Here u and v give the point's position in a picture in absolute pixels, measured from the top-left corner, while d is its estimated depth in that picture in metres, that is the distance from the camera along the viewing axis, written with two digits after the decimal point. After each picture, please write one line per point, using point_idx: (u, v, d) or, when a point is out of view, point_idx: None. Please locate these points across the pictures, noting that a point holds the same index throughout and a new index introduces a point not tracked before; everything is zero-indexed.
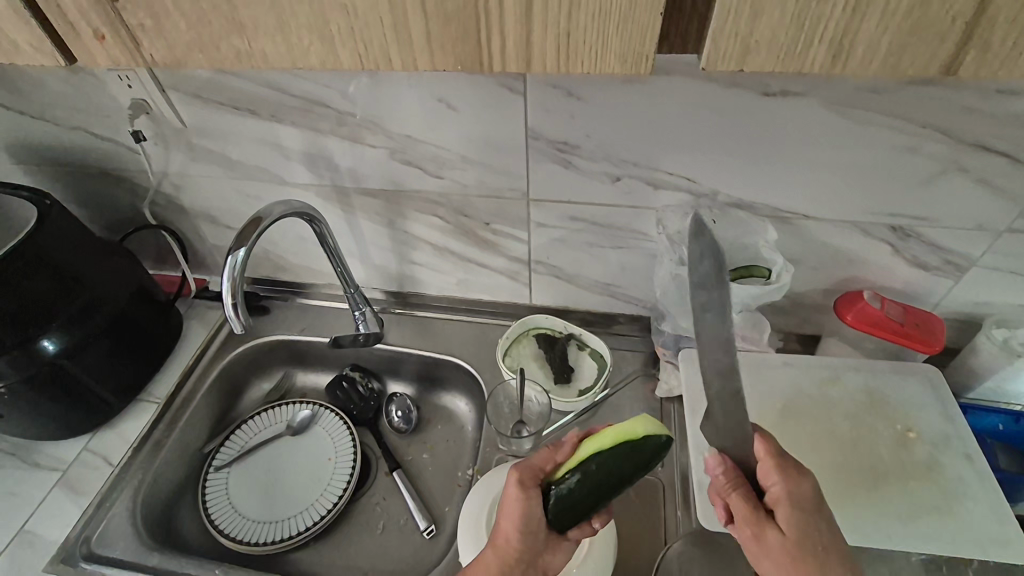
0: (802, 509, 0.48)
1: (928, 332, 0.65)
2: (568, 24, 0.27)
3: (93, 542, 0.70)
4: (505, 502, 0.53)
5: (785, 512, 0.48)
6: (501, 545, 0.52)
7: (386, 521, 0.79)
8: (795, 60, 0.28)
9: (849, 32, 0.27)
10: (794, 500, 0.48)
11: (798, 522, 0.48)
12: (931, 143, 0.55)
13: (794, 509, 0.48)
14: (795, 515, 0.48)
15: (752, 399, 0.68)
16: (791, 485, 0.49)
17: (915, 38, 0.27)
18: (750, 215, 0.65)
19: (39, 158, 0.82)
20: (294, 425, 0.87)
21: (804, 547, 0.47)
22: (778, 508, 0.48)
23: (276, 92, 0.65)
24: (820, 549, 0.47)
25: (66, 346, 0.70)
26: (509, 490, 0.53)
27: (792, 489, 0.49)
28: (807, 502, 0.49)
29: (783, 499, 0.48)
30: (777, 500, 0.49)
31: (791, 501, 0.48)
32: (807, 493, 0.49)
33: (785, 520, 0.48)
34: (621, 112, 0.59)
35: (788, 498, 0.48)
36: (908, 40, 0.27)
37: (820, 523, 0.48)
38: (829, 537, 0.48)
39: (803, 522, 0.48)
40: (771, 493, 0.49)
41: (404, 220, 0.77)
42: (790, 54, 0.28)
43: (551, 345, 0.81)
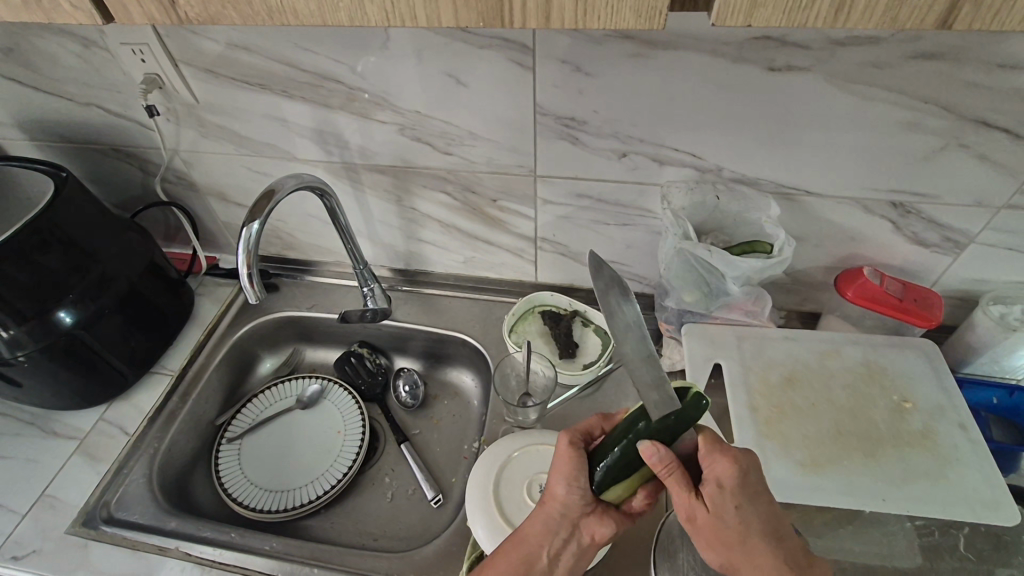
0: (731, 490, 0.48)
1: (928, 307, 0.66)
2: None
3: (113, 506, 0.72)
4: (554, 460, 0.55)
5: (714, 493, 0.48)
6: (551, 501, 0.54)
7: (395, 490, 0.81)
8: (802, 12, 0.27)
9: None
10: (724, 484, 0.48)
11: (725, 503, 0.48)
12: (934, 118, 0.56)
13: (723, 490, 0.48)
14: (722, 497, 0.48)
15: (751, 370, 0.69)
16: (720, 468, 0.48)
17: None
18: (754, 190, 0.66)
19: (53, 134, 0.83)
20: (303, 399, 0.89)
21: (729, 525, 0.48)
22: (707, 489, 0.48)
23: (287, 67, 0.66)
24: (745, 526, 0.48)
25: (82, 318, 0.72)
26: (559, 447, 0.55)
27: (725, 472, 0.48)
28: (739, 485, 0.48)
29: (714, 481, 0.48)
30: (708, 481, 0.48)
31: (722, 482, 0.48)
32: (740, 478, 0.48)
33: (714, 500, 0.48)
34: (629, 88, 0.60)
35: (720, 479, 0.48)
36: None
37: (746, 503, 0.48)
38: (752, 515, 0.48)
39: (731, 502, 0.48)
40: (706, 477, 0.49)
41: (411, 197, 0.79)
42: (797, 6, 0.27)
43: (557, 322, 0.83)
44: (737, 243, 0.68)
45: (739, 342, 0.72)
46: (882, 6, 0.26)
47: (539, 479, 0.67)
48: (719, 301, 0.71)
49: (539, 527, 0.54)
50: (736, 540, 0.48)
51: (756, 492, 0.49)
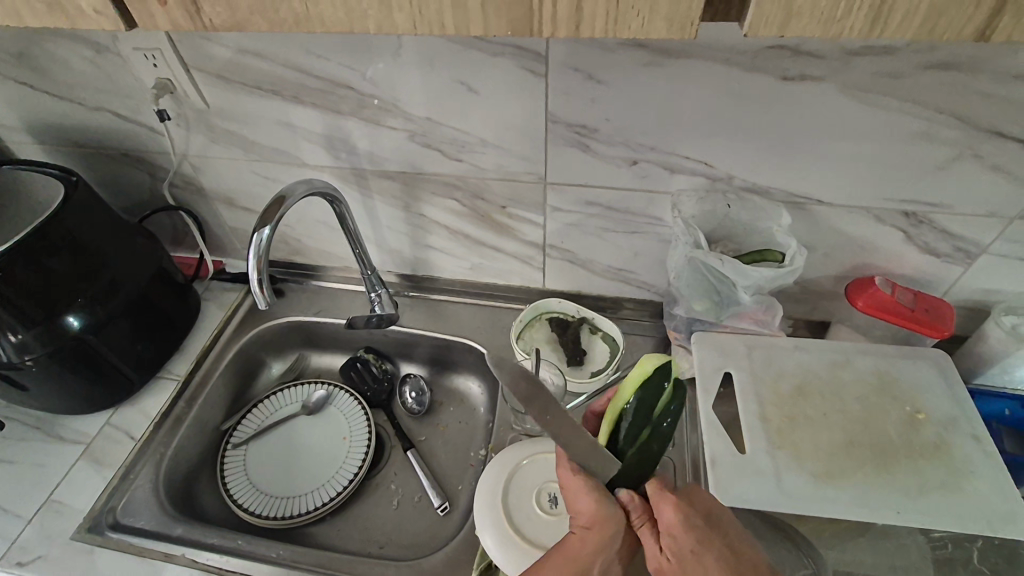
0: (682, 537, 0.49)
1: (938, 318, 0.66)
2: None
3: (118, 512, 0.72)
4: (566, 488, 0.53)
5: (669, 543, 0.49)
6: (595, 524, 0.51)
7: (400, 497, 0.81)
8: (835, 26, 0.27)
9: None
10: (673, 528, 0.49)
11: (683, 548, 0.49)
12: (948, 129, 0.56)
13: (676, 537, 0.49)
14: (677, 542, 0.49)
15: (763, 380, 0.69)
16: (668, 515, 0.50)
17: (955, 4, 0.25)
18: (765, 200, 0.66)
19: (61, 138, 0.83)
20: (309, 405, 0.88)
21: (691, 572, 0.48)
22: (663, 539, 0.50)
23: (298, 73, 0.66)
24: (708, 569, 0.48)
25: (90, 321, 0.72)
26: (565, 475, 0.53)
27: (673, 517, 0.50)
28: (689, 531, 0.49)
29: (667, 530, 0.50)
30: (662, 532, 0.50)
31: (673, 530, 0.49)
32: (689, 519, 0.49)
33: (671, 550, 0.49)
34: (642, 96, 0.60)
35: (671, 526, 0.50)
36: (947, 4, 0.25)
37: (702, 547, 0.49)
38: (711, 558, 0.48)
39: (687, 548, 0.49)
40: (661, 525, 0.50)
41: (420, 204, 0.79)
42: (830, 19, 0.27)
43: (563, 329, 0.83)
44: (749, 252, 0.68)
45: (749, 351, 0.72)
46: (918, 21, 0.26)
47: (549, 488, 0.67)
48: (728, 309, 0.71)
49: (593, 553, 0.51)
50: None
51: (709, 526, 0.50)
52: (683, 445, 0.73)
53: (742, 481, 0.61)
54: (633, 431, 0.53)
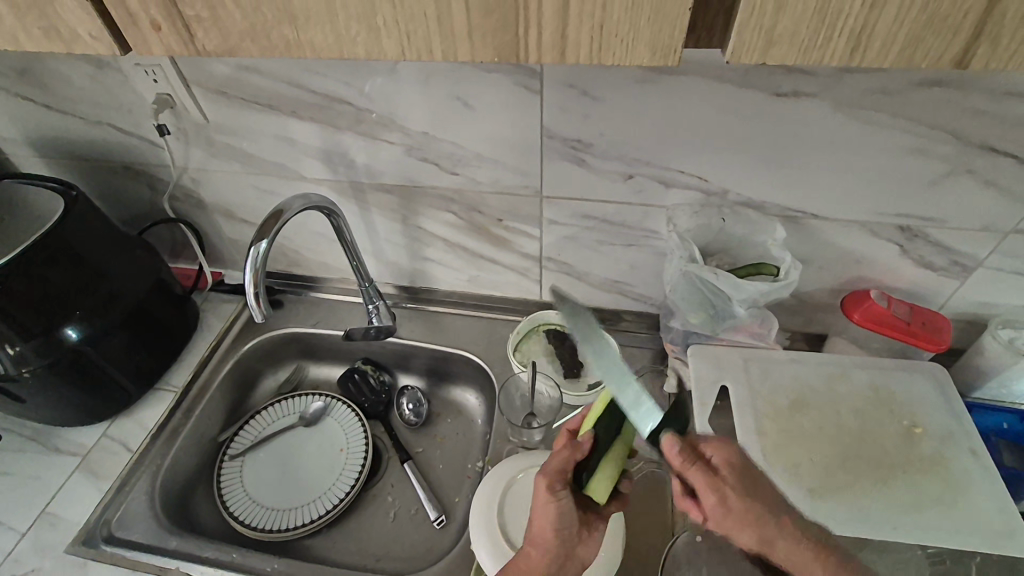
0: (734, 470, 0.54)
1: (934, 331, 0.66)
2: (603, 16, 0.25)
3: (114, 525, 0.72)
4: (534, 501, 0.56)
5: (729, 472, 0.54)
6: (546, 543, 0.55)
7: (397, 510, 0.80)
8: (815, 53, 0.27)
9: (868, 26, 0.26)
10: (730, 460, 0.54)
11: (740, 474, 0.54)
12: (940, 145, 0.56)
13: (733, 466, 0.54)
14: (737, 471, 0.54)
15: (760, 393, 0.69)
16: (721, 448, 0.55)
17: (933, 31, 0.25)
18: (760, 214, 0.66)
19: (63, 152, 0.84)
20: (307, 416, 0.88)
21: (751, 494, 0.53)
22: (722, 472, 0.54)
23: (296, 89, 0.67)
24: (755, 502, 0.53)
25: (88, 334, 0.72)
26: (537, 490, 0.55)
27: (726, 450, 0.55)
28: (739, 466, 0.54)
29: (724, 461, 0.54)
30: (721, 466, 0.54)
31: (729, 461, 0.54)
32: (735, 451, 0.55)
33: (731, 481, 0.53)
34: (636, 111, 0.60)
35: (725, 458, 0.55)
36: (925, 32, 0.25)
37: (749, 473, 0.55)
38: (755, 482, 0.55)
39: (743, 474, 0.54)
40: (717, 461, 0.54)
41: (417, 217, 0.79)
42: (812, 47, 0.27)
43: (561, 341, 0.83)
44: (741, 265, 0.69)
45: (746, 364, 0.71)
46: (896, 48, 0.26)
47: None
48: (725, 322, 0.71)
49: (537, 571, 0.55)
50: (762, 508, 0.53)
51: (749, 466, 0.56)
52: None
53: None
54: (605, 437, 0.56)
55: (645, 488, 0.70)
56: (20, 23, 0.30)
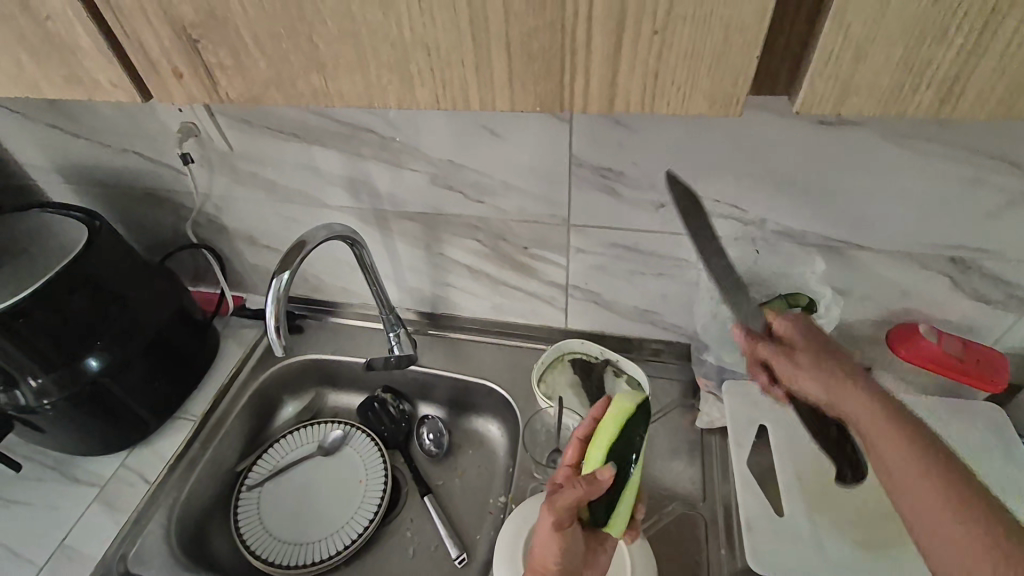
0: (811, 337, 0.53)
1: (989, 369, 0.62)
2: (657, 64, 0.23)
3: (130, 560, 0.71)
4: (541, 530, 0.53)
5: (788, 328, 0.54)
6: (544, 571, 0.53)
7: (416, 548, 0.78)
8: (898, 106, 0.24)
9: (962, 76, 0.23)
10: (808, 326, 0.54)
11: (821, 337, 0.53)
12: (999, 175, 0.53)
13: (813, 329, 0.54)
14: (813, 330, 0.53)
15: (801, 435, 0.65)
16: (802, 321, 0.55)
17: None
18: (799, 246, 0.63)
19: (90, 179, 0.85)
20: (325, 446, 0.86)
21: (831, 347, 0.52)
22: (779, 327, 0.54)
23: (322, 118, 0.66)
24: (834, 359, 0.50)
25: (110, 364, 0.72)
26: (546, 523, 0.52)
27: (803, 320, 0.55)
28: (812, 335, 0.53)
29: (804, 327, 0.54)
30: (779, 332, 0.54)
31: (810, 327, 0.54)
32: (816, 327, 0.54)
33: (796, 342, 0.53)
34: (670, 141, 0.58)
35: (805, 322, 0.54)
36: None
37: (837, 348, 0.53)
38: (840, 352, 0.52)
39: (826, 342, 0.53)
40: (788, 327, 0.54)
41: (441, 244, 0.77)
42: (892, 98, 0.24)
43: (587, 372, 0.79)
44: (771, 299, 0.66)
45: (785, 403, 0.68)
46: (994, 99, 0.23)
47: None
48: None
49: None
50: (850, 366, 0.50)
51: (828, 339, 0.53)
52: (714, 499, 0.69)
53: (779, 548, 0.58)
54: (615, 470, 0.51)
55: (677, 532, 0.67)
56: (41, 72, 0.29)
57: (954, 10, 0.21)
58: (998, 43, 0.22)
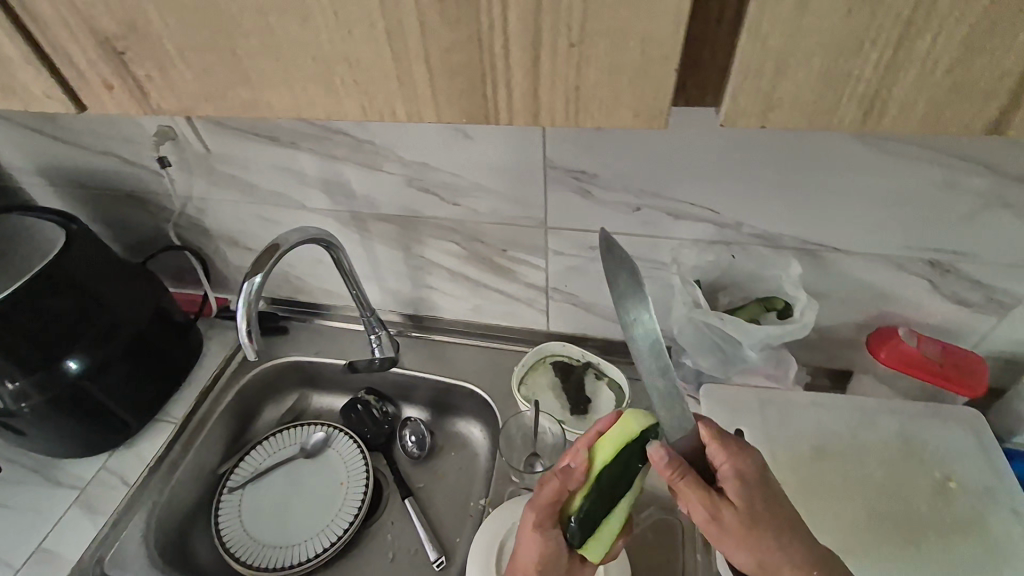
0: (753, 480, 0.48)
1: (969, 373, 0.61)
2: (577, 77, 0.22)
3: (107, 563, 0.71)
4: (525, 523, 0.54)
5: (738, 491, 0.47)
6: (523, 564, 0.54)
7: (396, 550, 0.78)
8: (823, 119, 0.24)
9: (884, 90, 0.23)
10: (743, 477, 0.47)
11: (752, 499, 0.47)
12: (972, 177, 0.52)
13: (745, 483, 0.47)
14: (747, 494, 0.47)
15: (779, 439, 0.64)
16: (741, 461, 0.48)
17: (958, 98, 0.23)
18: (775, 249, 0.63)
19: (71, 181, 0.85)
20: (307, 448, 0.86)
21: (759, 523, 0.46)
22: (730, 490, 0.47)
23: (296, 120, 0.66)
24: (765, 513, 0.47)
25: (90, 366, 0.72)
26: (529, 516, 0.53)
27: (739, 456, 0.48)
28: (756, 473, 0.48)
29: (736, 476, 0.47)
30: (729, 479, 0.47)
31: (743, 478, 0.47)
32: (752, 466, 0.48)
33: (734, 498, 0.47)
34: (643, 144, 0.58)
35: (741, 477, 0.47)
36: (948, 99, 0.23)
37: (764, 497, 0.47)
38: (766, 505, 0.47)
39: (754, 496, 0.47)
40: (722, 472, 0.48)
41: (419, 246, 0.77)
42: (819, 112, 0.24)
43: (567, 374, 0.79)
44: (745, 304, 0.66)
45: (762, 407, 0.66)
46: (917, 113, 0.23)
47: None
48: (737, 366, 0.68)
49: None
50: (766, 539, 0.46)
51: (762, 487, 0.48)
52: None
53: None
54: (603, 491, 0.48)
55: (654, 537, 0.66)
56: None
57: (870, 24, 0.21)
58: (915, 58, 0.22)
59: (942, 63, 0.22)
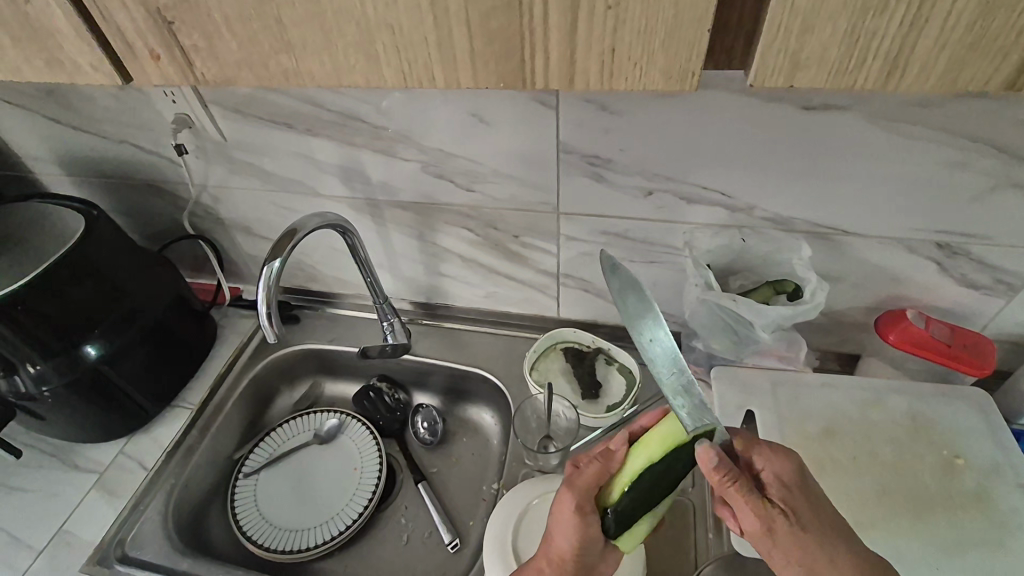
0: (795, 485, 0.50)
1: (978, 354, 0.62)
2: (613, 42, 0.25)
3: (127, 545, 0.72)
4: (561, 509, 0.51)
5: (780, 492, 0.49)
6: (556, 553, 0.51)
7: (410, 533, 0.79)
8: (847, 78, 0.26)
9: (906, 49, 0.24)
10: (785, 480, 0.50)
11: (797, 502, 0.49)
12: (983, 158, 0.53)
13: (787, 486, 0.50)
14: (790, 495, 0.49)
15: (789, 420, 0.65)
16: (780, 466, 0.51)
17: (977, 57, 0.24)
18: (786, 232, 0.64)
19: (88, 170, 0.86)
20: (321, 434, 0.88)
21: (808, 526, 0.48)
22: (773, 492, 0.49)
23: (314, 107, 0.67)
24: (812, 517, 0.48)
25: (108, 353, 0.73)
26: (568, 502, 0.51)
27: (780, 464, 0.51)
28: (798, 478, 0.51)
29: (777, 480, 0.50)
30: (771, 483, 0.50)
31: (784, 481, 0.50)
32: (795, 472, 0.51)
33: (779, 499, 0.49)
34: (656, 128, 0.58)
35: (781, 479, 0.50)
36: (967, 57, 0.24)
37: (813, 503, 0.50)
38: (815, 511, 0.49)
39: (799, 500, 0.49)
40: (766, 477, 0.51)
41: (433, 233, 0.78)
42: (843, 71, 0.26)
43: (579, 359, 0.81)
44: (756, 286, 0.67)
45: (773, 388, 0.68)
46: (938, 71, 0.25)
47: None
48: (748, 348, 0.69)
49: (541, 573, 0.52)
50: (817, 545, 0.47)
51: (807, 492, 0.50)
52: (702, 485, 0.69)
53: None
54: (647, 488, 0.48)
55: (667, 518, 0.67)
56: (23, 55, 0.31)
57: None
58: (939, 14, 0.23)
59: (964, 18, 0.23)
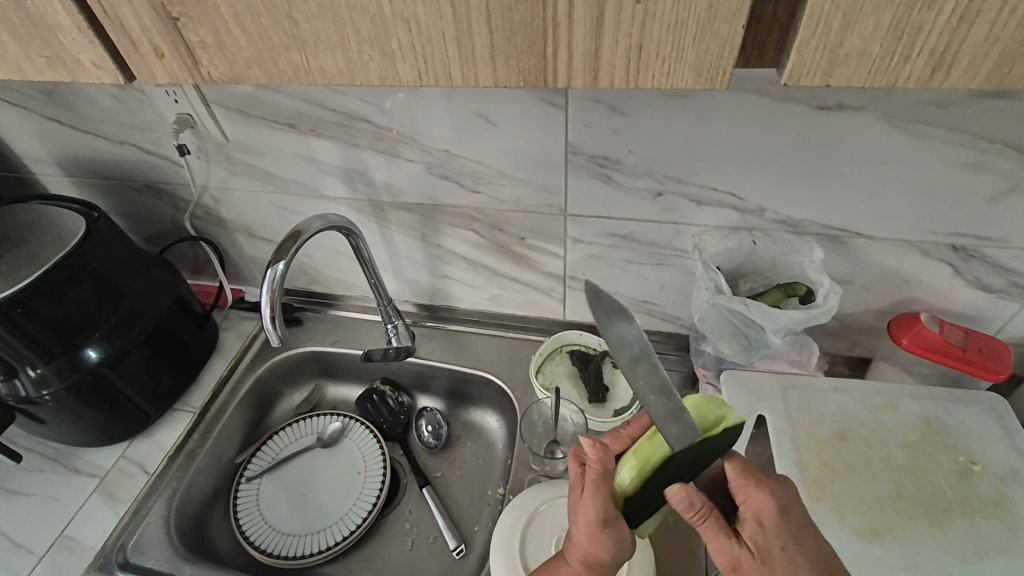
0: (773, 524, 0.45)
1: (994, 358, 0.61)
2: (641, 36, 0.24)
3: (129, 550, 0.71)
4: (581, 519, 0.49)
5: (754, 534, 0.45)
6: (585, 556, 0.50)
7: (415, 537, 0.78)
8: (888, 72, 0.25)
9: (955, 43, 0.23)
10: (763, 520, 0.45)
11: (771, 543, 0.45)
12: (1002, 159, 0.52)
13: (764, 527, 0.45)
14: (764, 537, 0.45)
15: (800, 425, 0.65)
16: (762, 504, 0.45)
17: None
18: (798, 235, 0.63)
19: (88, 171, 0.85)
20: (324, 437, 0.87)
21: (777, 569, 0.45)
22: (747, 532, 0.45)
23: (318, 108, 0.66)
24: (786, 559, 0.45)
25: (109, 354, 0.72)
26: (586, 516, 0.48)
27: (763, 503, 0.45)
28: (780, 518, 0.45)
29: (755, 519, 0.45)
30: (747, 520, 0.45)
31: (762, 521, 0.45)
32: (779, 512, 0.45)
33: (751, 540, 0.45)
34: (667, 128, 0.57)
35: (760, 518, 0.45)
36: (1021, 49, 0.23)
37: (792, 543, 0.45)
38: (793, 551, 0.45)
39: (774, 541, 0.45)
40: (745, 512, 0.46)
41: (438, 235, 0.77)
42: (885, 66, 0.25)
43: (585, 362, 0.79)
44: (767, 289, 0.66)
45: (783, 392, 0.67)
46: (989, 64, 0.24)
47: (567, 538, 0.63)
48: (759, 352, 0.67)
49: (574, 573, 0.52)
50: None
51: (787, 530, 0.46)
52: None
53: None
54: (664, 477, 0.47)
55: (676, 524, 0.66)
56: (24, 53, 0.30)
57: None
58: (990, 9, 0.22)
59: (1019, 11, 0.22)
